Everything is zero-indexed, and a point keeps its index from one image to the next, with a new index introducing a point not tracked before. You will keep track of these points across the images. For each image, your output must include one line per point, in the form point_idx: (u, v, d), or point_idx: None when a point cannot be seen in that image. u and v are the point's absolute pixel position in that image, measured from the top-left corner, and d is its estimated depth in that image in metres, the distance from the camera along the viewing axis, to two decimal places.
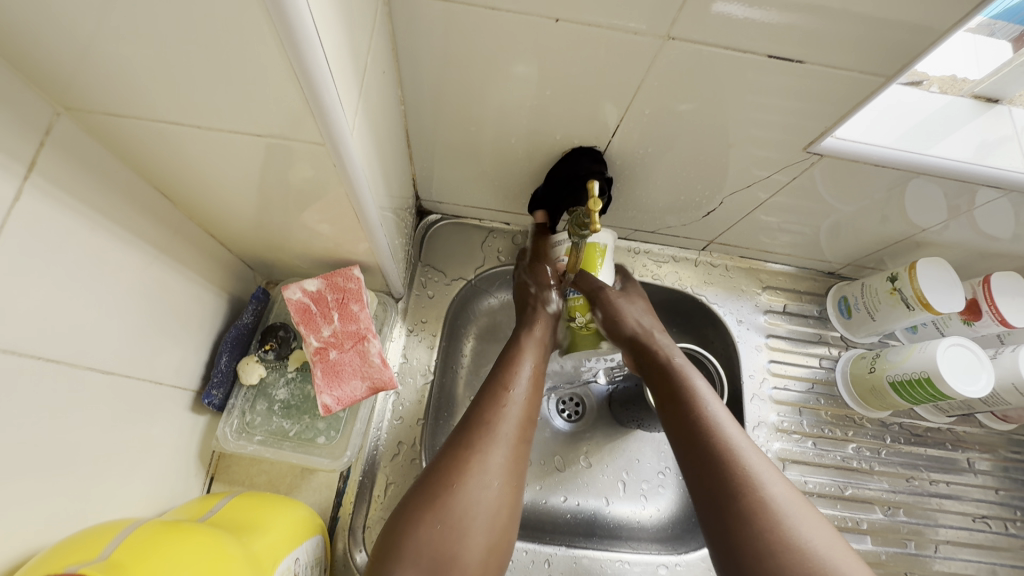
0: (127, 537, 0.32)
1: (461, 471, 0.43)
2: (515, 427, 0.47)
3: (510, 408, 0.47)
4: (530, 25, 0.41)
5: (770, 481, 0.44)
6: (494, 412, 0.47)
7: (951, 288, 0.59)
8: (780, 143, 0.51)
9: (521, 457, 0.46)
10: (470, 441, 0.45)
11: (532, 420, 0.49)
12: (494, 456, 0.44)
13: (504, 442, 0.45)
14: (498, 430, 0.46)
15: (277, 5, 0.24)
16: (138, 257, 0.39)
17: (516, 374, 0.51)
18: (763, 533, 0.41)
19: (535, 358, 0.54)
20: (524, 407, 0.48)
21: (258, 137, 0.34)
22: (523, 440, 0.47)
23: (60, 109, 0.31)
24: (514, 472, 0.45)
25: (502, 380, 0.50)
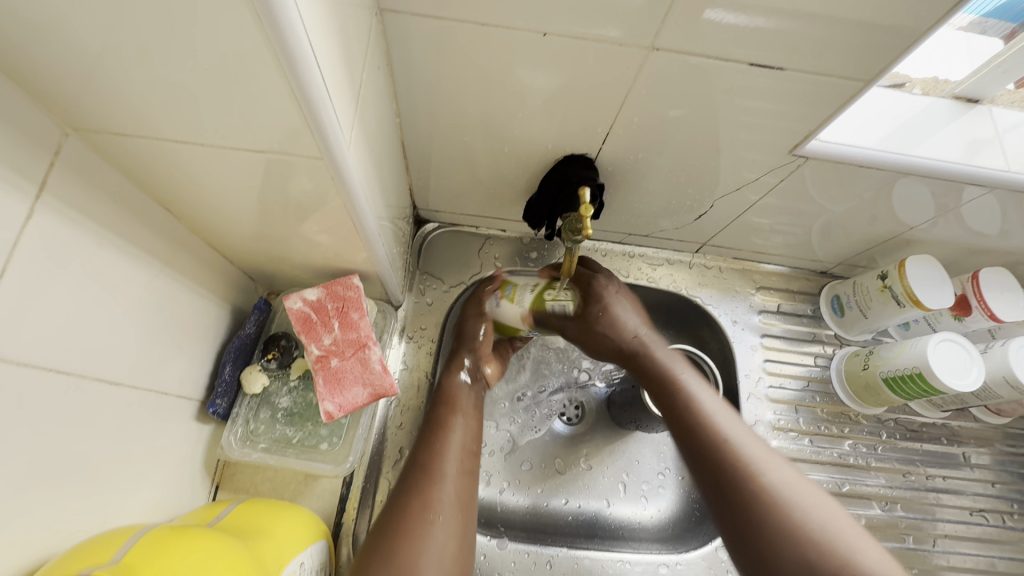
0: (137, 541, 0.33)
1: (405, 514, 0.44)
2: (456, 462, 0.49)
3: (448, 445, 0.50)
4: (519, 39, 0.43)
5: (771, 467, 0.45)
6: (431, 451, 0.49)
7: (940, 285, 0.60)
8: (767, 146, 0.52)
9: (465, 492, 0.48)
10: (412, 484, 0.46)
11: (472, 455, 0.51)
12: (437, 492, 0.46)
13: (443, 480, 0.47)
14: (438, 469, 0.48)
15: (273, 27, 0.25)
16: (143, 270, 0.40)
17: (452, 413, 0.53)
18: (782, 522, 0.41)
19: (469, 396, 0.57)
20: (462, 441, 0.51)
21: (259, 153, 0.35)
22: (466, 474, 0.49)
23: (69, 130, 0.32)
24: (460, 506, 0.47)
25: (438, 422, 0.52)
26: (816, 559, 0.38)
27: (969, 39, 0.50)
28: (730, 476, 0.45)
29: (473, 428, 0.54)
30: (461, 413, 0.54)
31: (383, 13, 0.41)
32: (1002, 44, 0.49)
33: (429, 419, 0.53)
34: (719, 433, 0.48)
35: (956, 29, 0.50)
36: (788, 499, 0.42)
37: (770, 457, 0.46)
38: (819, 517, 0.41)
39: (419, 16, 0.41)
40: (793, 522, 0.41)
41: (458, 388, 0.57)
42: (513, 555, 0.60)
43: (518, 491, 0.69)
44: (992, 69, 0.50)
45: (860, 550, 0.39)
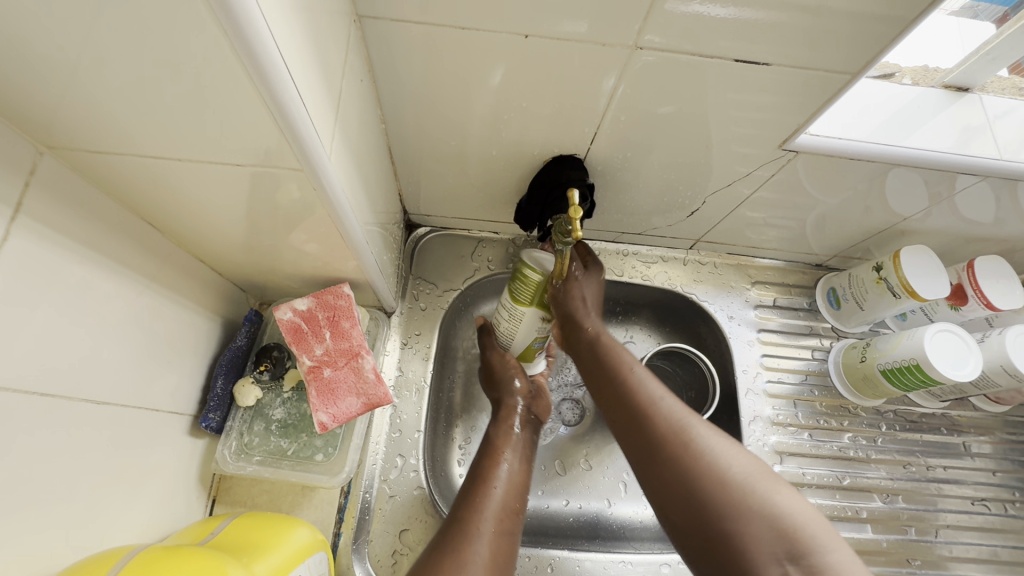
0: (130, 561, 0.33)
1: (437, 573, 0.41)
2: (495, 521, 0.46)
3: (487, 502, 0.48)
4: (501, 40, 0.42)
5: (693, 424, 0.46)
6: (470, 508, 0.47)
7: (936, 275, 0.60)
8: (755, 140, 0.52)
9: (504, 552, 0.45)
10: (448, 541, 0.44)
11: (513, 514, 0.48)
12: (472, 550, 0.43)
13: (480, 538, 0.44)
14: (475, 525, 0.45)
15: (242, 39, 0.25)
16: (128, 286, 0.40)
17: (495, 469, 0.52)
18: (711, 481, 0.42)
19: (517, 451, 0.56)
20: (504, 500, 0.49)
21: (240, 166, 0.35)
22: (505, 533, 0.46)
23: (44, 149, 0.32)
24: (496, 565, 0.43)
25: (484, 475, 0.51)
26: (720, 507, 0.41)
27: (961, 24, 0.52)
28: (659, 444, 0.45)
29: (518, 494, 0.51)
30: (505, 467, 0.53)
31: (362, 19, 0.41)
32: (993, 29, 0.49)
33: (472, 476, 0.51)
34: (648, 400, 0.48)
35: (948, 14, 0.51)
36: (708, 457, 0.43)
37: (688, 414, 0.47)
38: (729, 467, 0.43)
39: (400, 22, 0.41)
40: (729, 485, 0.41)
41: (508, 439, 0.57)
42: (514, 559, 0.60)
43: None
44: (981, 56, 0.50)
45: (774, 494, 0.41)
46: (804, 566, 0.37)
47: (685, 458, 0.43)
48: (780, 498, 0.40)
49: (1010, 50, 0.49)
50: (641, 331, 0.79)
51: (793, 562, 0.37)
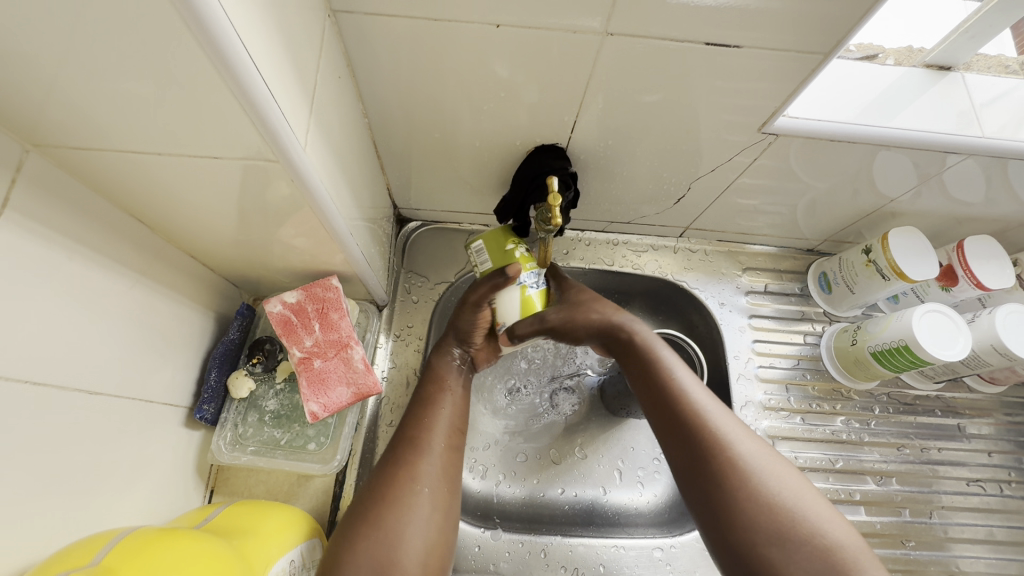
0: (121, 543, 0.34)
1: (392, 483, 0.45)
2: (442, 436, 0.50)
3: (434, 420, 0.50)
4: (474, 32, 0.43)
5: (746, 446, 0.45)
6: (420, 425, 0.50)
7: (924, 256, 0.60)
8: (735, 125, 0.52)
9: (451, 467, 0.48)
10: (399, 455, 0.47)
11: (458, 431, 0.52)
12: (424, 464, 0.47)
13: (432, 453, 0.48)
14: (425, 442, 0.48)
15: (204, 31, 0.26)
16: (118, 281, 0.41)
17: (443, 392, 0.53)
18: (771, 518, 0.40)
19: (459, 373, 0.57)
20: (450, 418, 0.51)
21: (219, 160, 0.35)
22: (451, 451, 0.49)
23: (30, 147, 0.33)
24: (444, 479, 0.47)
25: (427, 398, 0.53)
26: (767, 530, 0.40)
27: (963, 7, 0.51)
28: (711, 469, 0.44)
29: (461, 411, 0.54)
30: (449, 389, 0.54)
31: (337, 14, 0.42)
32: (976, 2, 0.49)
33: (416, 397, 0.53)
34: (696, 413, 0.47)
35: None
36: (760, 482, 0.42)
37: (744, 434, 0.46)
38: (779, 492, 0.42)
39: (376, 16, 0.41)
40: (760, 492, 0.42)
41: (451, 363, 0.57)
42: (508, 545, 0.61)
43: (513, 483, 0.69)
44: (960, 35, 0.50)
45: (825, 527, 0.40)
46: None
47: (740, 488, 0.42)
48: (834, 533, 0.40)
49: (989, 26, 0.49)
50: (635, 320, 0.79)
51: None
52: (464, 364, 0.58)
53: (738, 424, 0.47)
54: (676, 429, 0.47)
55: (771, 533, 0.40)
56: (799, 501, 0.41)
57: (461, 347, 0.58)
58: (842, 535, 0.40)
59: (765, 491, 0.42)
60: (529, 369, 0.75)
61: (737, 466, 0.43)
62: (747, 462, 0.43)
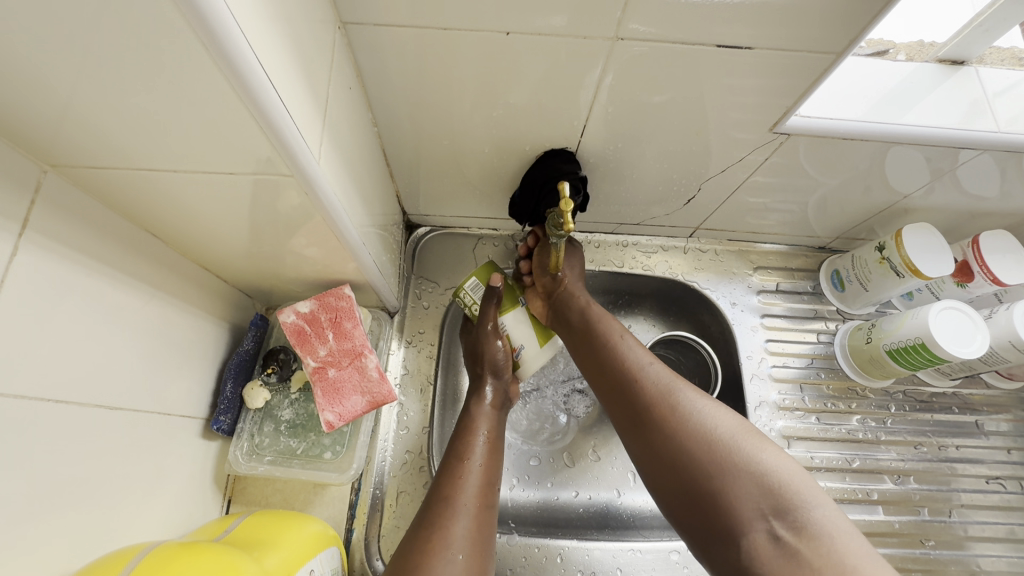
0: (145, 557, 0.35)
1: (425, 549, 0.44)
2: (475, 497, 0.49)
3: (467, 479, 0.50)
4: (483, 39, 0.43)
5: (677, 388, 0.49)
6: (452, 485, 0.49)
7: (939, 252, 0.59)
8: (746, 124, 0.52)
9: (484, 526, 0.48)
10: (433, 518, 0.47)
11: (491, 487, 0.51)
12: (457, 526, 0.46)
13: (464, 514, 0.47)
14: (458, 502, 0.48)
15: (219, 51, 0.26)
16: (135, 295, 0.41)
17: (472, 444, 0.53)
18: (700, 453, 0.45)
19: (489, 426, 0.56)
20: (482, 476, 0.51)
21: (233, 174, 0.36)
22: (485, 509, 0.49)
23: (48, 167, 0.33)
24: (477, 542, 0.46)
25: (458, 453, 0.52)
26: (705, 462, 0.44)
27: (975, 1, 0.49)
28: (652, 417, 0.48)
29: (494, 467, 0.53)
30: (481, 442, 0.54)
31: (346, 26, 0.42)
32: None
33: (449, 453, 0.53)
34: (632, 369, 0.51)
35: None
36: (691, 418, 0.46)
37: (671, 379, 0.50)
38: (707, 423, 0.46)
39: (384, 26, 0.41)
40: (692, 428, 0.46)
41: (481, 417, 0.56)
42: (523, 550, 0.61)
43: (527, 487, 0.69)
44: (973, 28, 0.50)
45: (759, 449, 0.44)
46: (788, 518, 0.40)
47: (677, 427, 0.46)
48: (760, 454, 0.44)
49: (1003, 20, 0.48)
50: (646, 321, 0.79)
51: (771, 511, 0.41)
52: (496, 411, 0.58)
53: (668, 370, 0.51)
54: (616, 388, 0.52)
55: (711, 464, 0.44)
56: (722, 429, 0.45)
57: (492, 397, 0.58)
58: (772, 454, 0.44)
59: (698, 425, 0.46)
60: (540, 372, 0.75)
61: (666, 409, 0.48)
62: (679, 402, 0.48)
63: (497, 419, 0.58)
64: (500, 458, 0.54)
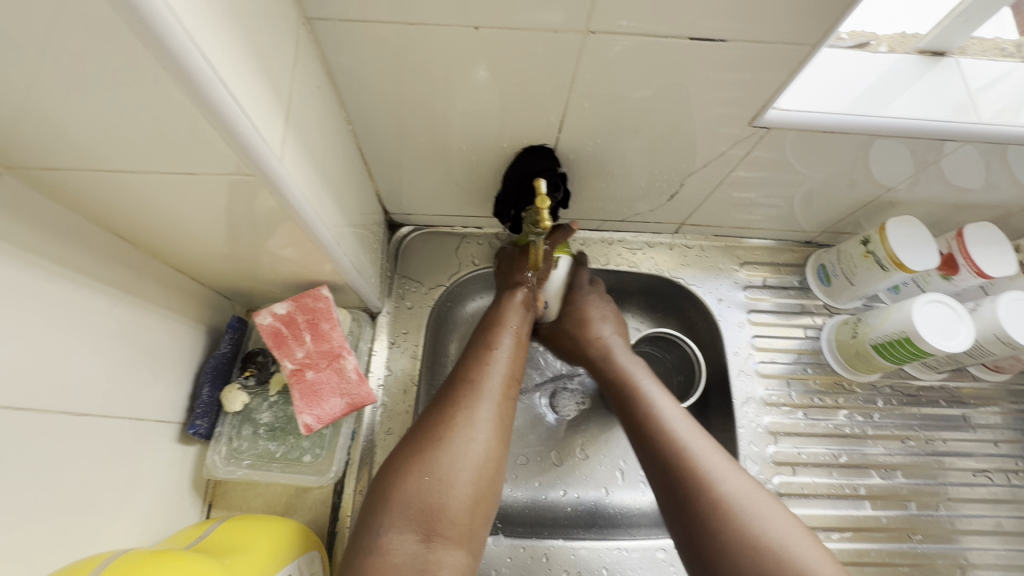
0: (112, 564, 0.34)
1: (451, 423, 0.47)
2: (499, 387, 0.52)
3: (493, 366, 0.53)
4: (454, 35, 0.42)
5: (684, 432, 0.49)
6: (479, 370, 0.52)
7: (922, 245, 0.59)
8: (726, 118, 0.51)
9: (507, 413, 0.51)
10: (457, 399, 0.49)
11: (515, 379, 0.54)
12: (481, 409, 0.49)
13: (489, 398, 0.50)
14: (483, 387, 0.50)
15: (167, 49, 0.25)
16: (103, 299, 0.41)
17: (499, 336, 0.56)
18: (723, 520, 0.43)
19: (518, 319, 0.59)
20: (507, 368, 0.53)
21: (197, 176, 0.35)
22: (508, 399, 0.52)
23: (2, 169, 0.33)
24: (500, 425, 0.49)
25: (487, 342, 0.55)
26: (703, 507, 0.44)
27: None
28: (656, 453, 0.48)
29: (517, 360, 0.56)
30: (506, 332, 0.57)
31: (312, 22, 0.41)
32: None
33: (477, 343, 0.55)
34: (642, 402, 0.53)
35: None
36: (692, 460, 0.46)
37: (699, 437, 0.49)
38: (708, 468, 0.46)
39: (354, 22, 0.41)
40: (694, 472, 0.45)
41: (511, 309, 0.59)
42: (509, 550, 0.61)
43: (515, 487, 0.69)
44: (954, 19, 0.49)
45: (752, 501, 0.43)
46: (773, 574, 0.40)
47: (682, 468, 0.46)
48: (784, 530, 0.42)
49: (983, 10, 0.48)
50: (633, 318, 0.78)
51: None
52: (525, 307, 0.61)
53: (678, 410, 0.52)
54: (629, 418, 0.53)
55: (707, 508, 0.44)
56: (756, 505, 0.43)
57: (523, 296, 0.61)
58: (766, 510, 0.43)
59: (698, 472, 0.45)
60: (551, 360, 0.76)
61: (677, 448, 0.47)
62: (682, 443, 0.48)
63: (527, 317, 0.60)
64: (524, 352, 0.57)
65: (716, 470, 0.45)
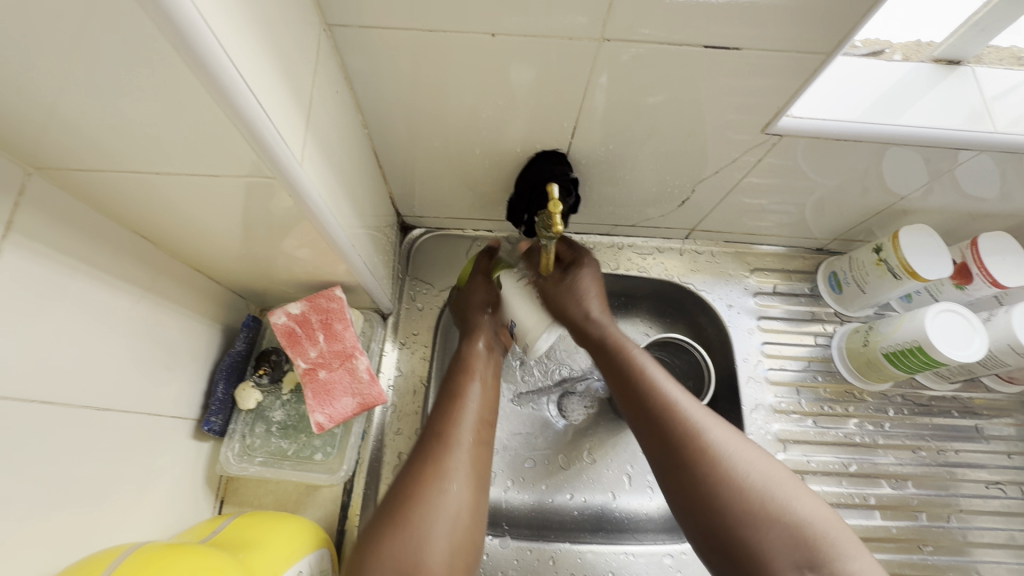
0: (129, 557, 0.35)
1: (422, 476, 0.45)
2: (471, 433, 0.50)
3: (463, 413, 0.51)
4: (470, 41, 0.43)
5: (687, 403, 0.49)
6: (445, 419, 0.50)
7: (936, 255, 0.59)
8: (739, 125, 0.51)
9: (480, 462, 0.49)
10: (427, 453, 0.47)
11: (486, 424, 0.52)
12: (452, 460, 0.47)
13: (461, 449, 0.48)
14: (453, 436, 0.49)
15: (197, 55, 0.26)
16: (123, 297, 0.42)
17: (468, 382, 0.54)
18: (744, 507, 0.43)
19: (484, 365, 0.56)
20: (477, 413, 0.52)
21: (219, 177, 0.36)
22: (481, 445, 0.50)
23: (32, 169, 0.34)
24: (474, 475, 0.48)
25: (454, 388, 0.53)
26: (710, 474, 0.45)
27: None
28: (660, 425, 0.49)
29: (489, 401, 0.54)
30: (475, 379, 0.54)
31: (332, 28, 0.42)
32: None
33: (445, 389, 0.53)
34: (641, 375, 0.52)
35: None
36: (695, 429, 0.47)
37: (715, 423, 0.48)
38: (713, 436, 0.47)
39: (372, 28, 0.42)
40: (700, 441, 0.46)
41: (476, 356, 0.57)
42: (515, 552, 0.61)
43: (522, 489, 0.69)
44: (970, 28, 0.49)
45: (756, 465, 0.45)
46: (784, 533, 0.41)
47: (688, 438, 0.47)
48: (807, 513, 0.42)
49: (998, 20, 0.48)
50: (642, 323, 0.78)
51: (814, 571, 0.40)
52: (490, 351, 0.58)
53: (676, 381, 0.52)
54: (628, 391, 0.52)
55: (714, 475, 0.45)
56: (761, 470, 0.45)
57: (485, 341, 0.58)
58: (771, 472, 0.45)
59: (704, 441, 0.46)
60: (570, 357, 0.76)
61: (681, 420, 0.48)
62: (686, 413, 0.48)
63: (494, 358, 0.58)
64: (495, 394, 0.55)
65: (735, 455, 0.46)
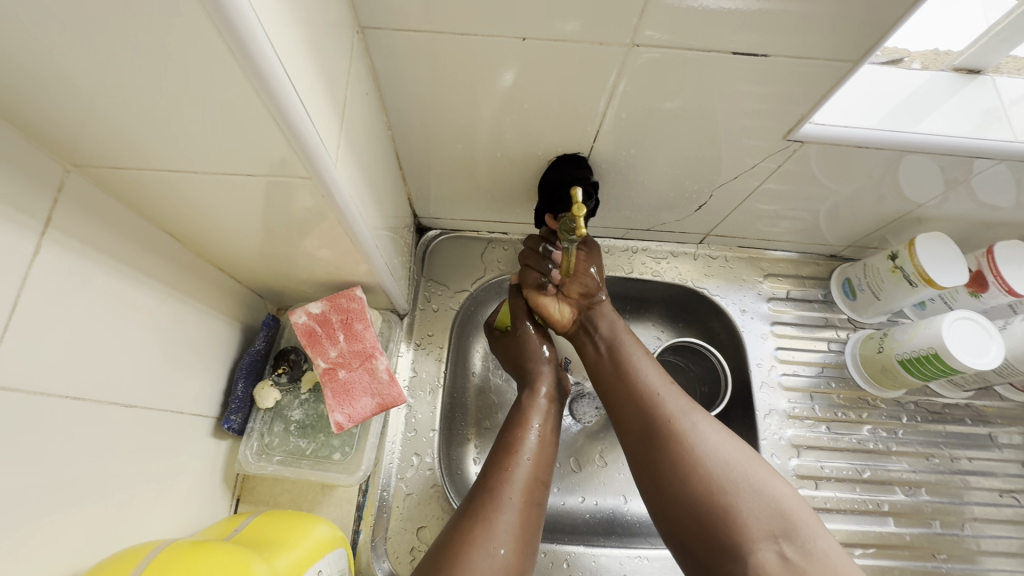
0: (156, 555, 0.35)
1: (468, 538, 0.43)
2: (522, 492, 0.48)
3: (515, 471, 0.49)
4: (499, 45, 0.43)
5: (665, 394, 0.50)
6: (499, 477, 0.48)
7: (952, 262, 0.59)
8: (759, 131, 0.52)
9: (530, 523, 0.46)
10: (475, 509, 0.46)
11: (540, 483, 0.50)
12: (500, 520, 0.45)
13: (510, 507, 0.46)
14: (503, 494, 0.47)
15: (245, 56, 0.26)
16: (150, 294, 0.42)
17: (522, 436, 0.52)
18: (716, 490, 0.43)
19: (544, 419, 0.55)
20: (532, 471, 0.50)
21: (252, 177, 0.36)
22: (532, 505, 0.47)
23: (70, 166, 0.34)
24: (522, 537, 0.45)
25: (506, 445, 0.51)
26: (684, 461, 0.45)
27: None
28: (639, 416, 0.50)
29: (543, 459, 0.52)
30: (531, 432, 0.53)
31: (364, 30, 0.42)
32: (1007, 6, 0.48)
33: (500, 444, 0.52)
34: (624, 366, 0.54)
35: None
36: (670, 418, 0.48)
37: (692, 409, 0.49)
38: (685, 425, 0.47)
39: (401, 31, 0.42)
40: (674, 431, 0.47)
41: (534, 409, 0.56)
42: None
43: None
44: (991, 38, 0.49)
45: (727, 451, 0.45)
46: (758, 517, 0.42)
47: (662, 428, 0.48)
48: (781, 491, 0.43)
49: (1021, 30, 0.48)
50: (654, 327, 0.79)
51: (787, 542, 0.41)
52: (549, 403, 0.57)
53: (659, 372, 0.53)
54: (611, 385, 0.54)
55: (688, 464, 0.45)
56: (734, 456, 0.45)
57: (546, 391, 0.58)
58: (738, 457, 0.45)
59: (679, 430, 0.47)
60: None
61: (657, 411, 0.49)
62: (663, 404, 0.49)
63: (551, 415, 0.57)
64: (551, 455, 0.53)
65: (709, 439, 0.46)
